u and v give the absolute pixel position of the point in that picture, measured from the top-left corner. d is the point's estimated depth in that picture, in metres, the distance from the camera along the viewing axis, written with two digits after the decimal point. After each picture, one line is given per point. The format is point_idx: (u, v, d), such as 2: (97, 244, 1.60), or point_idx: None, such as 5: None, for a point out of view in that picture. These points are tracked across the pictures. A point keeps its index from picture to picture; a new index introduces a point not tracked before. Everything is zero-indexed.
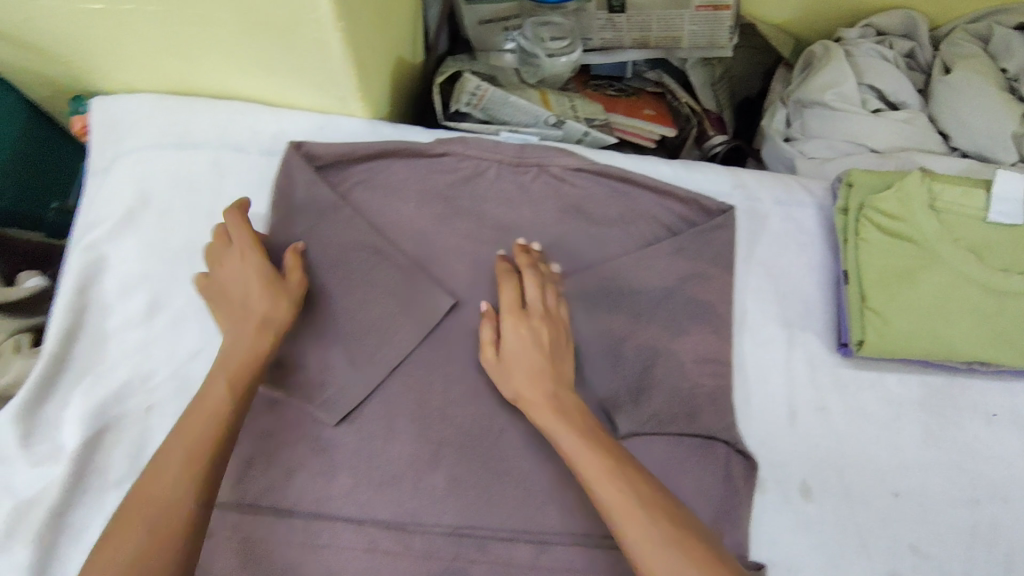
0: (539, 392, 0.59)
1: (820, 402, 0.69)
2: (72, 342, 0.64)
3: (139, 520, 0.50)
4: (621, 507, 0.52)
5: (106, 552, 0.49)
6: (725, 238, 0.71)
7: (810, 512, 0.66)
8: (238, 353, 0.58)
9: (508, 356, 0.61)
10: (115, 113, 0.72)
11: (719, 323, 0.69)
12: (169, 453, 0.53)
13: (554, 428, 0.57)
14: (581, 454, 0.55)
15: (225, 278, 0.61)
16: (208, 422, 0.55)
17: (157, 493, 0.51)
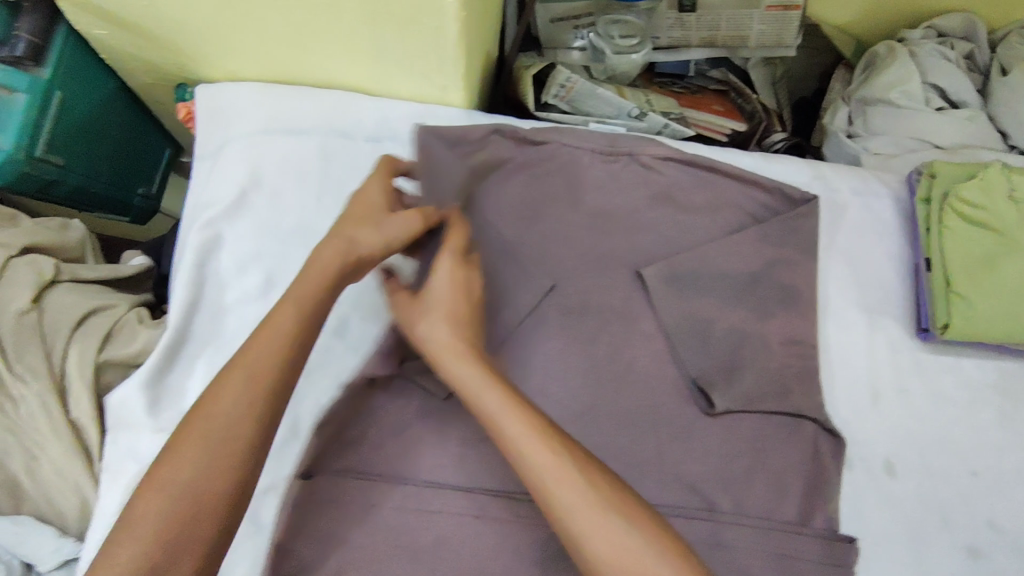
0: (446, 342, 0.54)
1: (901, 384, 0.72)
2: (193, 314, 0.67)
3: (198, 439, 0.49)
4: (551, 476, 0.48)
5: (168, 468, 0.48)
6: (808, 226, 0.74)
7: (894, 489, 0.69)
8: (318, 286, 0.56)
9: (411, 299, 0.57)
10: (223, 100, 0.76)
11: (804, 307, 0.72)
12: (230, 374, 0.52)
13: (472, 383, 0.52)
14: (507, 416, 0.50)
15: (348, 220, 0.59)
16: (273, 346, 0.53)
17: (218, 413, 0.50)
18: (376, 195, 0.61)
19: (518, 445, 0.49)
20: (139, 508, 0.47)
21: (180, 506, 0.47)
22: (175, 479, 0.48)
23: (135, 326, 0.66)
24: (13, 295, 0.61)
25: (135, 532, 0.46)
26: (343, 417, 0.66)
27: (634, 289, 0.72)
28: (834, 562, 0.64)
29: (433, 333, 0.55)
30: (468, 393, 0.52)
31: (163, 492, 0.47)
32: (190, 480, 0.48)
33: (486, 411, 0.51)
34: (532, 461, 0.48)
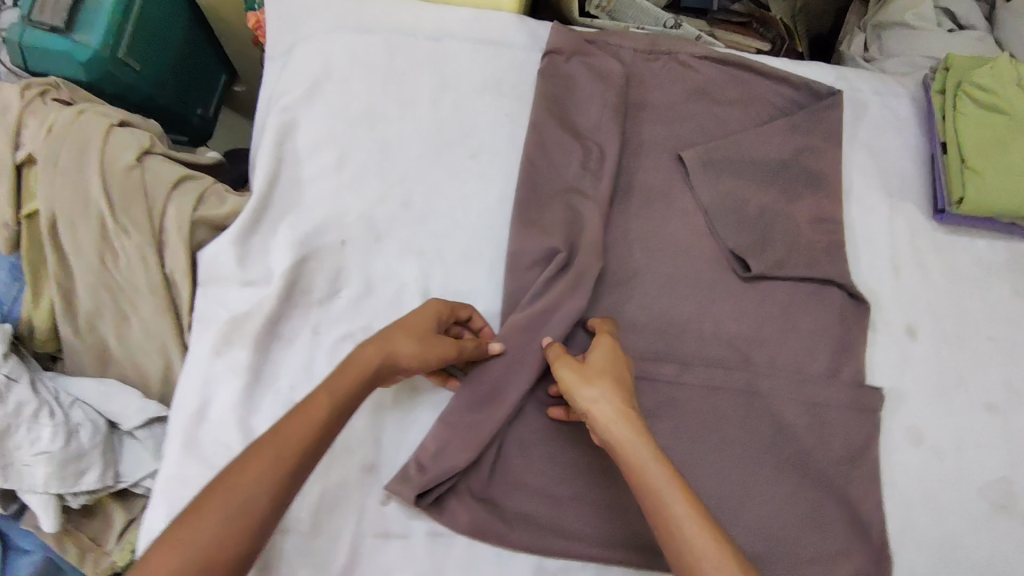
0: (628, 432, 0.55)
1: (920, 260, 0.78)
2: (273, 186, 0.73)
3: (214, 511, 0.49)
4: (710, 552, 0.50)
5: (191, 529, 0.48)
6: (834, 117, 0.80)
7: (916, 350, 0.75)
8: (353, 382, 0.58)
9: (579, 375, 0.59)
10: (292, 4, 0.81)
11: (830, 189, 0.79)
12: (255, 452, 0.52)
13: (648, 468, 0.54)
14: (671, 495, 0.52)
15: (403, 323, 0.62)
16: (306, 434, 0.54)
17: (239, 491, 0.50)
18: (433, 312, 0.64)
19: (672, 522, 0.51)
20: (143, 571, 0.47)
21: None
22: (185, 547, 0.48)
23: (221, 193, 0.72)
24: (119, 154, 0.67)
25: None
26: (413, 278, 0.72)
27: (674, 170, 0.78)
28: (861, 405, 0.70)
29: (595, 400, 0.57)
30: (639, 467, 0.54)
31: (168, 556, 0.47)
32: (197, 551, 0.48)
33: (651, 486, 0.53)
34: (693, 538, 0.51)
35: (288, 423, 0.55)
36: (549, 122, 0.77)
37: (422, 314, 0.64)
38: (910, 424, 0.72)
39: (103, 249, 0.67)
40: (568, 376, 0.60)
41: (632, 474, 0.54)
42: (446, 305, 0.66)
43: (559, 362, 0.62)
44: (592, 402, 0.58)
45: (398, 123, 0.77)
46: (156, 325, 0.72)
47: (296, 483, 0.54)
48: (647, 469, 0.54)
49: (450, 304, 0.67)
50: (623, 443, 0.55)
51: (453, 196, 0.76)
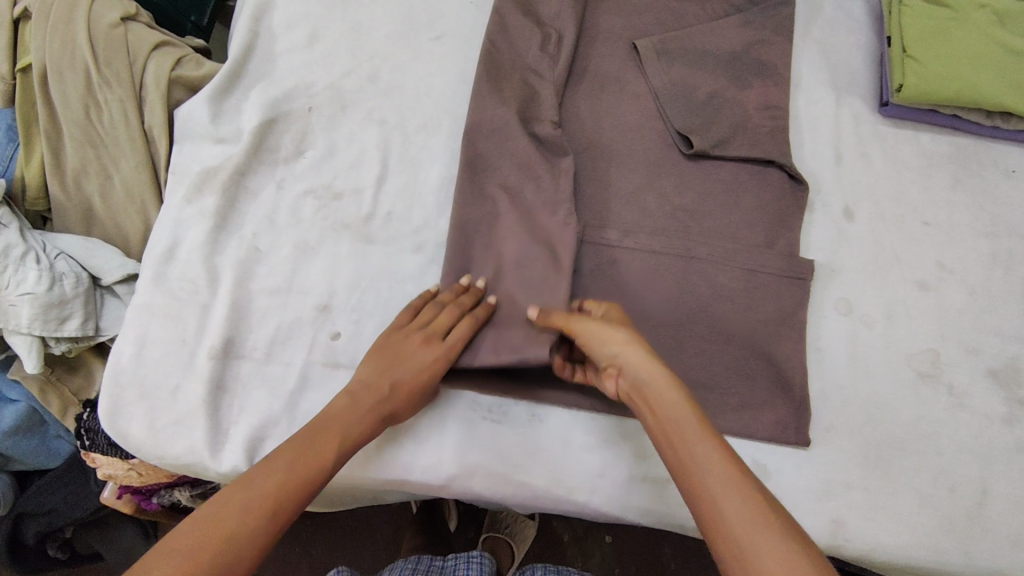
0: (659, 372, 0.58)
1: (863, 149, 0.81)
2: (248, 56, 0.78)
3: (212, 546, 0.47)
4: (730, 485, 0.50)
5: (181, 535, 0.47)
6: (786, 13, 0.84)
7: (852, 230, 0.78)
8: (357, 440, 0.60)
9: (603, 325, 0.62)
10: None
11: (778, 79, 0.82)
12: (256, 481, 0.52)
13: (675, 408, 0.55)
14: (696, 434, 0.53)
15: (406, 370, 0.63)
16: (309, 470, 0.55)
17: (237, 524, 0.49)
18: (427, 351, 0.63)
19: (697, 454, 0.53)
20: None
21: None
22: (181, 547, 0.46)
23: (200, 60, 0.78)
24: (105, 13, 0.73)
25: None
26: (374, 143, 0.77)
27: (628, 58, 0.83)
28: (791, 273, 0.73)
29: (620, 347, 0.60)
30: (664, 406, 0.56)
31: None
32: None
33: (677, 423, 0.54)
34: (715, 473, 0.51)
35: (301, 449, 0.56)
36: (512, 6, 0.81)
37: (415, 356, 0.63)
38: (842, 296, 0.75)
39: (88, 101, 0.73)
40: (592, 326, 0.62)
41: (660, 415, 0.56)
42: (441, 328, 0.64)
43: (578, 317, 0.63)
44: (619, 349, 0.60)
45: (370, 7, 0.82)
46: (134, 184, 0.77)
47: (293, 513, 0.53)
48: (669, 409, 0.56)
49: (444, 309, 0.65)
50: (651, 383, 0.57)
51: (418, 73, 0.80)
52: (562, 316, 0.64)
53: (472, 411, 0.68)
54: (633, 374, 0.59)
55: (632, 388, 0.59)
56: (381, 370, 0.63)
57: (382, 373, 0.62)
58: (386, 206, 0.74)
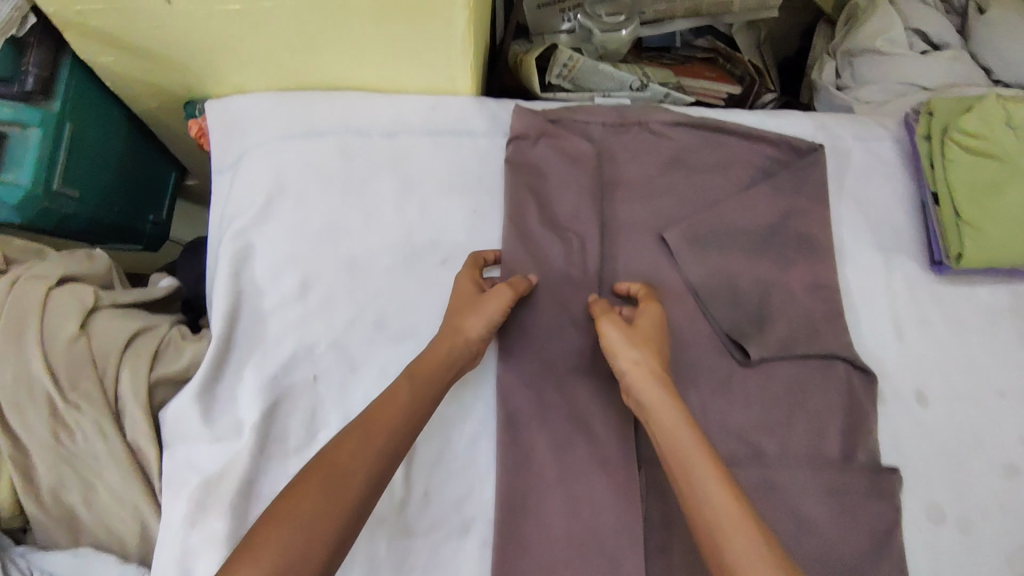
0: (662, 396, 0.60)
1: (923, 317, 0.75)
2: (233, 325, 0.67)
3: (322, 489, 0.52)
4: (723, 506, 0.52)
5: (294, 502, 0.51)
6: (819, 174, 0.76)
7: (928, 418, 0.71)
8: (435, 363, 0.62)
9: (623, 335, 0.64)
10: (235, 112, 0.78)
11: (823, 252, 0.74)
12: (350, 434, 0.56)
13: (670, 428, 0.58)
14: (687, 437, 0.57)
15: (452, 313, 0.65)
16: (397, 414, 0.58)
17: (353, 469, 0.54)
18: (463, 291, 0.67)
19: (692, 473, 0.55)
20: (253, 543, 0.49)
21: (290, 548, 0.48)
22: (298, 513, 0.50)
23: (178, 343, 0.67)
24: (61, 324, 0.62)
25: (252, 560, 0.48)
26: None
27: (657, 251, 0.74)
28: (877, 491, 0.67)
29: (627, 363, 0.62)
30: (666, 424, 0.58)
31: (291, 524, 0.49)
32: (326, 521, 0.50)
33: (670, 433, 0.57)
34: (710, 491, 0.53)
35: (379, 404, 0.58)
36: (519, 216, 0.72)
37: (454, 302, 0.67)
38: (932, 501, 0.69)
39: (56, 426, 0.61)
40: (612, 333, 0.64)
41: (659, 431, 0.58)
42: (472, 268, 0.69)
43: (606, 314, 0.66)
44: (621, 365, 0.63)
45: (362, 235, 0.72)
46: (124, 493, 0.64)
47: (394, 455, 0.57)
48: (670, 436, 0.58)
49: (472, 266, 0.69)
50: (648, 399, 0.60)
51: (429, 307, 0.70)
52: (599, 308, 0.67)
53: None
54: (636, 392, 0.61)
55: (634, 403, 0.62)
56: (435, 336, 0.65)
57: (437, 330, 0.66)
58: (421, 487, 0.65)
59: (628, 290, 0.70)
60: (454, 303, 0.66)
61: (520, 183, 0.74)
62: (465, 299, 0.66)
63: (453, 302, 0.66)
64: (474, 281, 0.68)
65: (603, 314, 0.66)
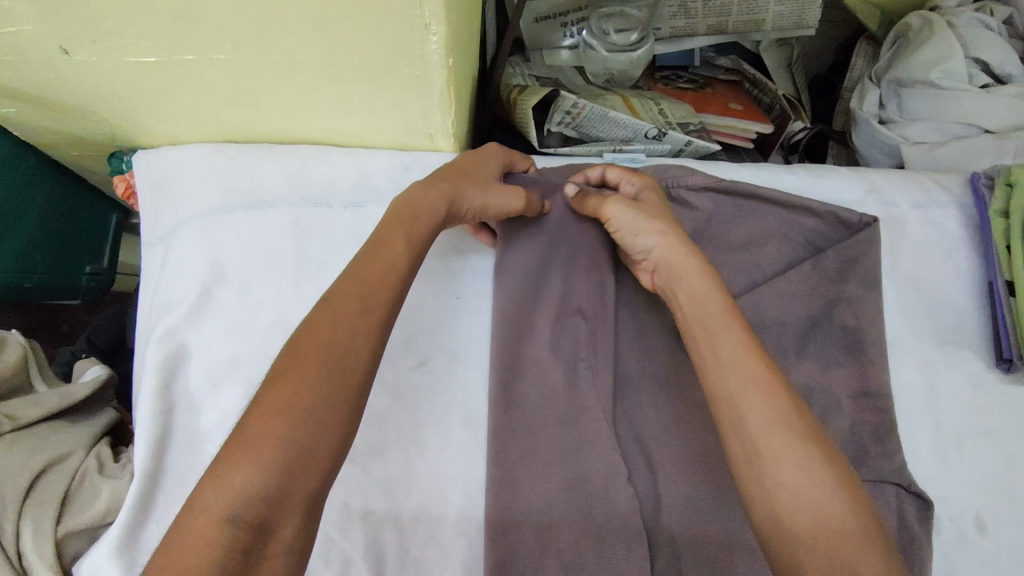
0: (694, 265, 0.53)
1: (985, 425, 0.63)
2: (161, 453, 0.55)
3: (315, 371, 0.41)
4: (756, 382, 0.46)
5: (282, 389, 0.41)
6: (873, 254, 0.63)
7: (990, 552, 0.61)
8: (425, 227, 0.52)
9: (638, 211, 0.57)
10: (167, 171, 0.64)
11: (874, 350, 0.62)
12: (343, 305, 0.45)
13: (706, 305, 0.51)
14: (725, 329, 0.49)
15: (452, 174, 0.56)
16: (385, 280, 0.48)
17: (343, 345, 0.43)
18: (484, 160, 0.59)
19: (719, 341, 0.48)
20: (246, 437, 0.39)
21: (289, 447, 0.39)
22: (290, 406, 0.40)
23: (93, 479, 0.55)
24: None
25: (244, 458, 0.38)
26: (359, 550, 0.55)
27: (678, 350, 0.62)
28: None
29: (654, 238, 0.55)
30: (691, 299, 0.52)
31: (278, 417, 0.39)
32: (318, 407, 0.41)
33: (705, 314, 0.50)
34: (739, 373, 0.46)
35: (363, 267, 0.48)
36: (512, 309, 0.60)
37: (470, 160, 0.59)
38: None
39: None
40: (627, 213, 0.57)
41: (688, 308, 0.51)
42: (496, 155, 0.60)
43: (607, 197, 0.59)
44: (647, 236, 0.56)
45: None
46: None
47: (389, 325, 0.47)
48: (699, 295, 0.52)
49: (501, 157, 0.60)
50: (681, 272, 0.53)
51: (401, 422, 0.58)
52: (595, 200, 0.59)
53: None
54: (664, 265, 0.54)
55: (665, 280, 0.55)
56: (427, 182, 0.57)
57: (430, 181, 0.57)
58: None
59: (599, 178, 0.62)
60: (466, 170, 0.57)
61: (515, 269, 0.61)
62: (474, 173, 0.57)
63: (461, 167, 0.57)
64: (490, 164, 0.59)
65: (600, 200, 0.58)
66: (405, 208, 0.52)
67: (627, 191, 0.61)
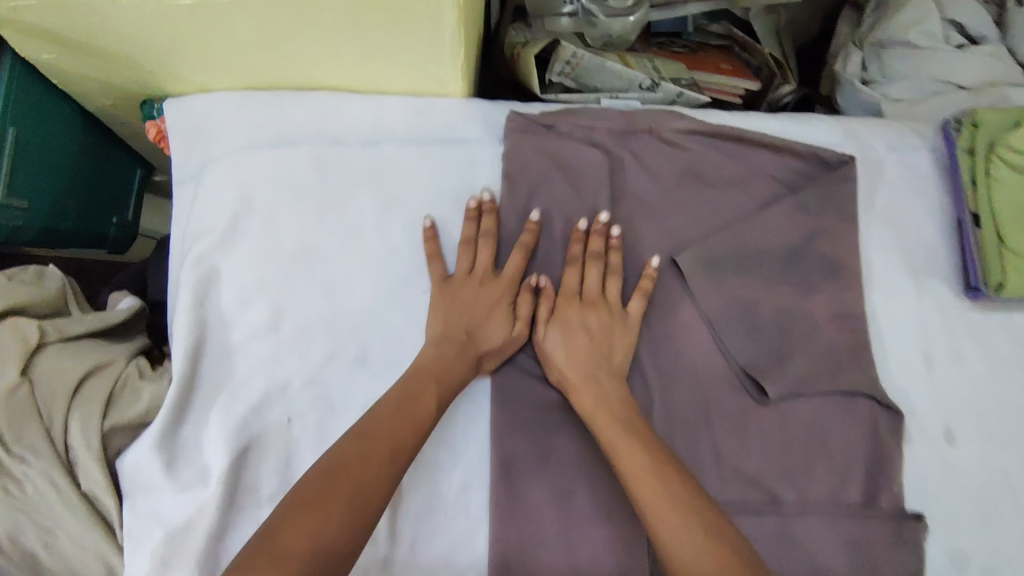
0: (586, 364, 0.61)
1: (954, 348, 0.69)
2: (197, 362, 0.61)
3: (342, 505, 0.47)
4: (666, 502, 0.51)
5: (310, 518, 0.46)
6: (849, 190, 0.69)
7: (957, 459, 0.66)
8: (444, 377, 0.59)
9: (568, 308, 0.64)
10: (197, 114, 0.69)
11: (849, 277, 0.68)
12: (375, 447, 0.52)
13: (593, 413, 0.58)
14: (636, 443, 0.55)
15: (472, 318, 0.63)
16: (412, 429, 0.54)
17: (369, 484, 0.49)
18: (505, 303, 0.64)
19: (618, 446, 0.55)
20: (270, 555, 0.44)
21: (318, 558, 0.44)
22: (317, 533, 0.45)
23: (136, 384, 0.61)
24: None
25: (268, 574, 0.42)
26: None
27: (668, 276, 0.67)
28: (903, 541, 0.62)
29: (567, 336, 0.63)
30: (605, 410, 0.58)
31: (301, 542, 0.45)
32: (336, 544, 0.46)
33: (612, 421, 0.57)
34: (653, 485, 0.52)
35: (390, 406, 0.55)
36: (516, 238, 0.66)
37: (491, 308, 0.64)
38: (956, 547, 0.65)
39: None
40: (570, 281, 0.65)
41: (575, 395, 0.60)
42: (489, 253, 0.65)
43: (571, 266, 0.65)
44: (554, 347, 0.63)
45: (341, 257, 0.64)
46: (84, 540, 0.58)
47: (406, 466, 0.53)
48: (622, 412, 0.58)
49: (490, 253, 0.65)
50: (573, 373, 0.61)
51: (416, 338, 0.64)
52: (580, 245, 0.66)
53: None
54: (563, 352, 0.62)
55: (549, 347, 0.63)
56: (448, 318, 0.63)
57: (454, 323, 0.63)
58: (409, 536, 0.60)
59: (604, 231, 0.65)
60: (483, 300, 0.64)
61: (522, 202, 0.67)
62: (484, 307, 0.64)
63: (482, 297, 0.64)
64: (495, 282, 0.65)
65: (571, 260, 0.65)
66: (435, 346, 0.61)
67: (603, 244, 0.66)
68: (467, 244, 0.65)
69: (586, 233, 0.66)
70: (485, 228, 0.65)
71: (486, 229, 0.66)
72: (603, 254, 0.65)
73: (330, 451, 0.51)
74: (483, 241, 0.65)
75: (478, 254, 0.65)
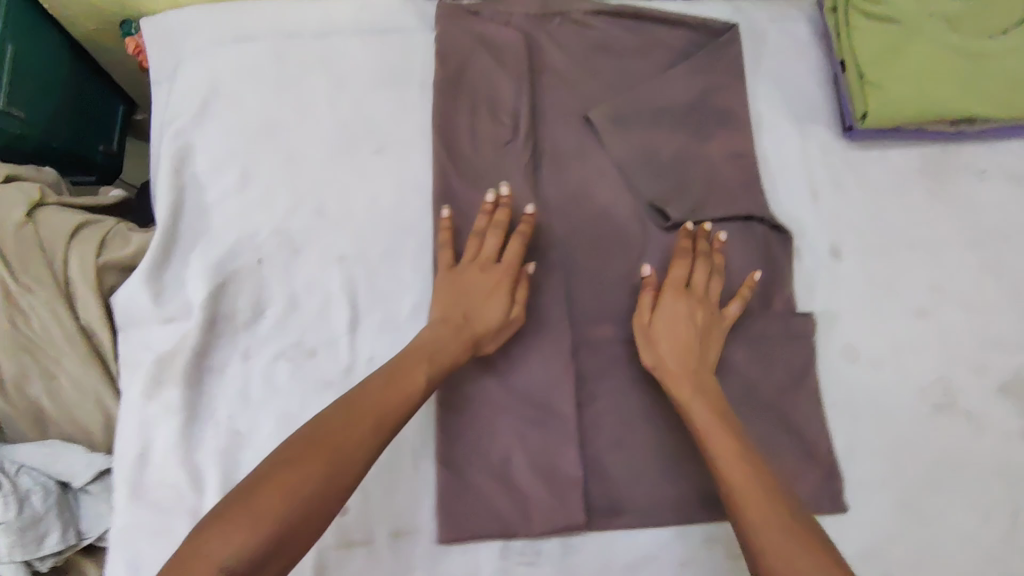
0: (691, 349, 0.65)
1: (836, 180, 0.79)
2: (178, 218, 0.71)
3: (304, 478, 0.51)
4: (750, 482, 0.57)
5: (270, 490, 0.50)
6: (734, 52, 0.80)
7: (843, 269, 0.76)
8: (431, 368, 0.61)
9: (679, 297, 0.67)
10: (167, 23, 0.80)
11: (739, 124, 0.78)
12: (342, 430, 0.54)
13: (692, 398, 0.63)
14: (725, 436, 0.60)
15: (473, 300, 0.65)
16: (381, 414, 0.56)
17: (331, 457, 0.53)
18: (505, 292, 0.66)
19: (713, 440, 0.60)
20: (231, 522, 0.48)
21: (276, 526, 0.48)
22: (275, 503, 0.49)
23: (124, 232, 0.73)
24: (9, 212, 0.68)
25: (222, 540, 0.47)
26: (338, 285, 0.71)
27: (583, 131, 0.78)
28: (793, 333, 0.72)
29: (673, 317, 0.66)
30: (690, 399, 0.63)
31: (261, 511, 0.49)
32: (292, 509, 0.50)
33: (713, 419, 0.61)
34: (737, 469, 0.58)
35: (363, 396, 0.57)
36: (449, 104, 0.75)
37: (489, 291, 0.66)
38: (848, 342, 0.74)
39: (11, 310, 0.66)
40: (682, 274, 0.68)
41: (677, 388, 0.63)
42: (501, 234, 0.68)
43: (683, 257, 0.69)
44: (660, 323, 0.66)
45: (298, 129, 0.75)
46: (85, 369, 0.69)
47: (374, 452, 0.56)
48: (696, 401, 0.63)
49: (500, 235, 0.68)
50: (672, 363, 0.64)
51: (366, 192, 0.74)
52: (702, 242, 0.70)
53: (505, 556, 0.66)
54: (666, 333, 0.66)
55: (647, 332, 0.66)
56: (446, 300, 0.65)
57: (452, 307, 0.65)
58: (366, 351, 0.69)
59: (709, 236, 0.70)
60: (482, 287, 0.66)
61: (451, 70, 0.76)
62: (479, 288, 0.66)
63: (481, 282, 0.66)
64: (485, 264, 0.67)
65: (681, 250, 0.69)
66: (445, 331, 0.63)
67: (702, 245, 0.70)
68: (475, 232, 0.68)
69: (694, 234, 0.71)
70: (498, 216, 0.68)
71: (499, 216, 0.68)
72: (709, 254, 0.70)
73: (304, 429, 0.54)
74: (492, 230, 0.68)
75: (477, 240, 0.68)
